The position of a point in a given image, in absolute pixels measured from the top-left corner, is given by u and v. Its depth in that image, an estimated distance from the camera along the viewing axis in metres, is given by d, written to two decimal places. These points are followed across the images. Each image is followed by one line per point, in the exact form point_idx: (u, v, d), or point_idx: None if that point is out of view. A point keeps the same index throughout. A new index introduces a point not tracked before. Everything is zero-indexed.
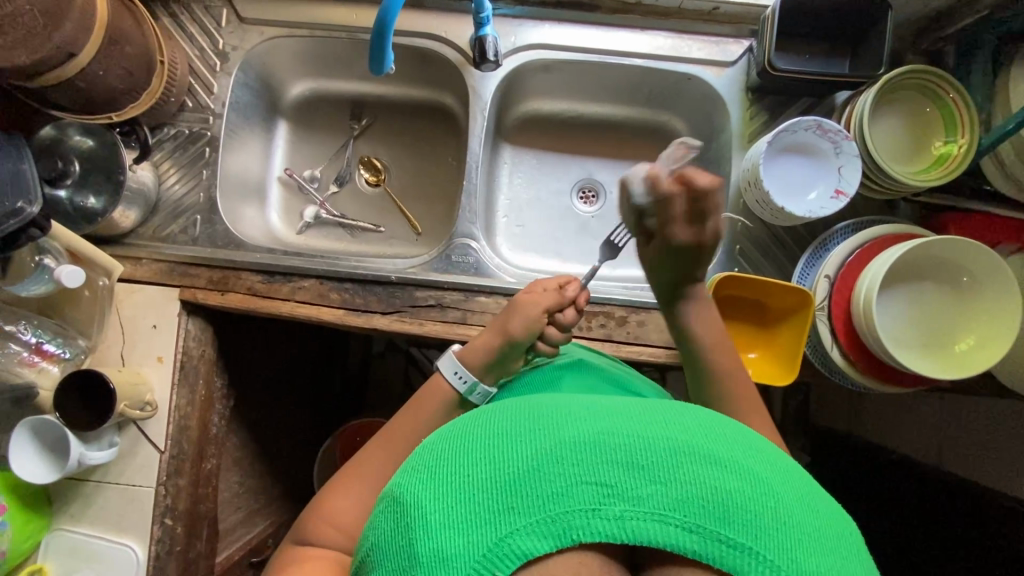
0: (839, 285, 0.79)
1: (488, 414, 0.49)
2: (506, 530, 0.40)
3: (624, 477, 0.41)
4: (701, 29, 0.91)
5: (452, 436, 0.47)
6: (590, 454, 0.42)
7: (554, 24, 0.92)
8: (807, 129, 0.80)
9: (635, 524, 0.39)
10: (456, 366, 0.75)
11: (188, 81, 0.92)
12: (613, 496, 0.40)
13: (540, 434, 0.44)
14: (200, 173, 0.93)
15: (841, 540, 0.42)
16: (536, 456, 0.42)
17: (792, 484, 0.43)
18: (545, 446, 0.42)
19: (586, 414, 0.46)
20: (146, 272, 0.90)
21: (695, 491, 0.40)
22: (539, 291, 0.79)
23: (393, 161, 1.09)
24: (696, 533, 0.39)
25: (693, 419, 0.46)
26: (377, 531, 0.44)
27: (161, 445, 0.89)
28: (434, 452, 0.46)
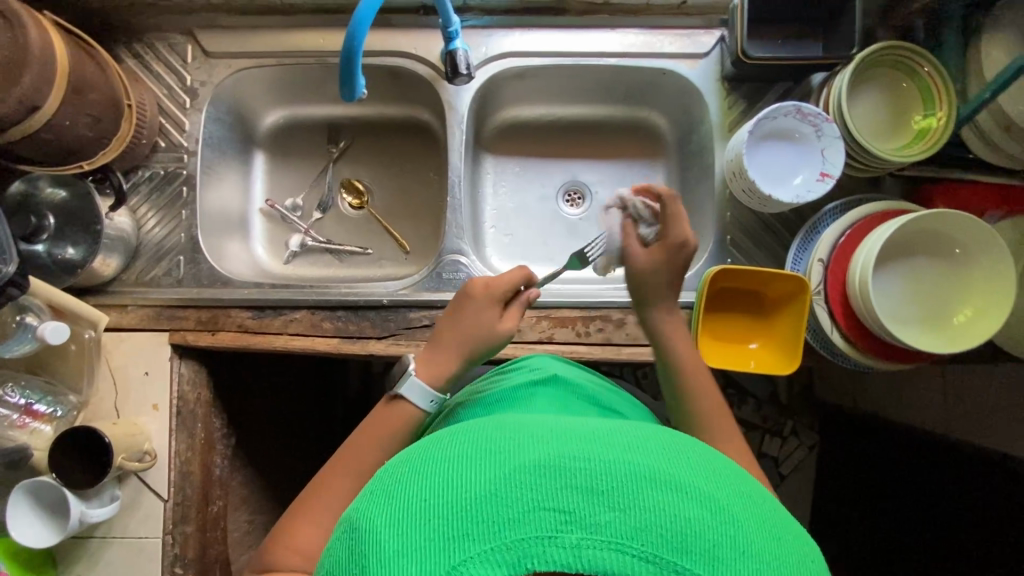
0: (833, 268, 0.79)
1: (454, 437, 0.48)
2: (459, 559, 0.38)
3: (583, 502, 0.39)
4: (672, 23, 0.90)
5: (416, 460, 0.47)
6: (549, 479, 0.41)
7: (524, 31, 0.91)
8: (787, 114, 0.79)
9: (591, 553, 0.38)
10: (429, 394, 0.72)
11: (158, 121, 0.90)
12: (570, 523, 0.39)
13: (501, 459, 0.43)
14: (179, 213, 0.91)
15: (803, 570, 0.41)
16: (495, 481, 0.41)
17: (755, 512, 0.42)
18: (504, 471, 0.42)
19: (549, 438, 0.45)
20: (132, 319, 0.88)
21: (653, 518, 0.39)
22: (493, 311, 0.75)
23: (375, 182, 1.08)
24: (651, 563, 0.38)
25: (658, 443, 0.45)
26: (334, 559, 0.43)
27: (164, 493, 0.87)
28: (396, 475, 0.46)
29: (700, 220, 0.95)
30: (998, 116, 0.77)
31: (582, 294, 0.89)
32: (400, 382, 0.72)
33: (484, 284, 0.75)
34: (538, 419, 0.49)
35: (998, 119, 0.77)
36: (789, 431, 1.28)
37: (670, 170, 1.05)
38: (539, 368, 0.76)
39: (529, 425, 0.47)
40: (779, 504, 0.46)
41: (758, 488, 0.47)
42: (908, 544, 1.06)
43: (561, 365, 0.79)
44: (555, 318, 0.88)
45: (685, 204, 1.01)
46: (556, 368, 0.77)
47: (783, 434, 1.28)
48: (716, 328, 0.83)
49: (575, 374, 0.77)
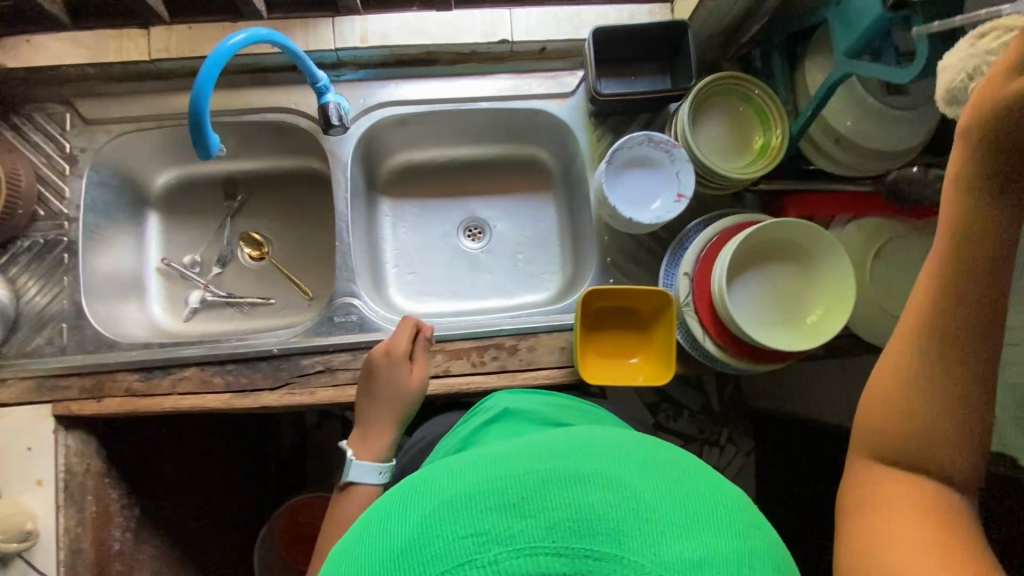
0: (697, 280, 0.84)
1: (385, 499, 0.49)
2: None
3: (496, 520, 0.41)
4: (537, 66, 0.97)
5: (357, 532, 0.48)
6: (465, 508, 0.42)
7: (399, 82, 0.96)
8: (641, 143, 0.86)
9: (510, 565, 0.39)
10: (376, 467, 0.78)
11: (35, 189, 0.90)
12: (486, 542, 0.40)
13: (421, 506, 0.44)
14: (61, 279, 0.90)
15: (722, 527, 0.42)
16: (416, 528, 0.42)
17: (662, 482, 0.44)
18: (423, 516, 0.43)
19: (465, 472, 0.46)
20: (12, 393, 0.85)
21: (561, 513, 0.40)
22: (400, 367, 0.81)
23: (275, 233, 1.10)
24: (565, 556, 0.38)
25: (565, 447, 0.48)
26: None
27: (52, 574, 0.84)
28: (340, 554, 0.47)
29: (586, 245, 1.01)
30: (827, 129, 0.85)
31: (475, 325, 0.92)
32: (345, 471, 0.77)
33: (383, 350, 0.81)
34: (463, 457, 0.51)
35: (827, 132, 0.85)
36: (725, 439, 1.33)
37: (559, 200, 1.11)
38: (491, 411, 0.78)
39: (452, 464, 0.49)
40: (700, 472, 0.48)
41: (678, 462, 0.48)
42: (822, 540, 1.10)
43: (519, 398, 0.80)
44: (449, 351, 0.90)
45: (576, 231, 1.06)
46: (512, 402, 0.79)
47: (720, 442, 1.33)
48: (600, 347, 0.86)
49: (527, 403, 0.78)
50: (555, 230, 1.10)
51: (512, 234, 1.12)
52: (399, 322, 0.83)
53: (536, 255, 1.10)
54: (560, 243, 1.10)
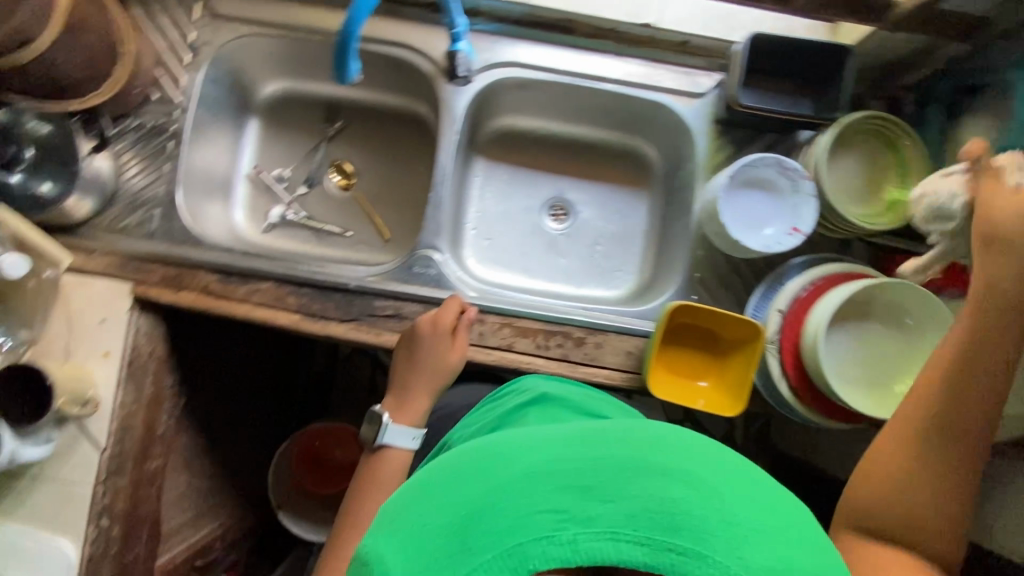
0: (790, 321, 0.81)
1: (451, 459, 0.51)
2: (470, 568, 0.41)
3: (576, 501, 0.42)
4: (675, 59, 0.92)
5: (418, 486, 0.50)
6: (542, 485, 0.44)
7: (529, 44, 0.92)
8: (769, 166, 0.82)
9: (590, 546, 0.40)
10: (410, 432, 0.81)
11: (154, 72, 0.90)
12: (566, 521, 0.41)
13: (491, 471, 0.46)
14: (162, 166, 0.91)
15: (795, 535, 0.43)
16: (489, 492, 0.44)
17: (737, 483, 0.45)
18: (497, 482, 0.45)
19: (539, 447, 0.48)
20: (97, 265, 0.87)
21: (641, 505, 0.42)
22: (442, 340, 0.82)
23: (365, 167, 1.09)
24: (645, 545, 0.40)
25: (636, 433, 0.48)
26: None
27: (101, 442, 0.86)
28: (403, 505, 0.49)
29: (674, 254, 0.98)
30: None
31: (547, 307, 0.90)
32: (379, 434, 0.80)
33: (429, 319, 0.82)
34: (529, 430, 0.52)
35: None
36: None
37: (654, 200, 1.07)
38: (528, 392, 0.77)
39: (520, 436, 0.50)
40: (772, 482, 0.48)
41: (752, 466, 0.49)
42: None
43: (553, 383, 0.80)
44: (517, 327, 0.88)
45: (664, 237, 1.03)
46: (546, 387, 0.78)
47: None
48: (672, 362, 0.84)
49: (565, 391, 0.77)
50: (641, 230, 1.07)
51: (597, 224, 1.09)
52: (448, 298, 0.84)
53: (616, 251, 1.07)
54: (643, 244, 1.07)
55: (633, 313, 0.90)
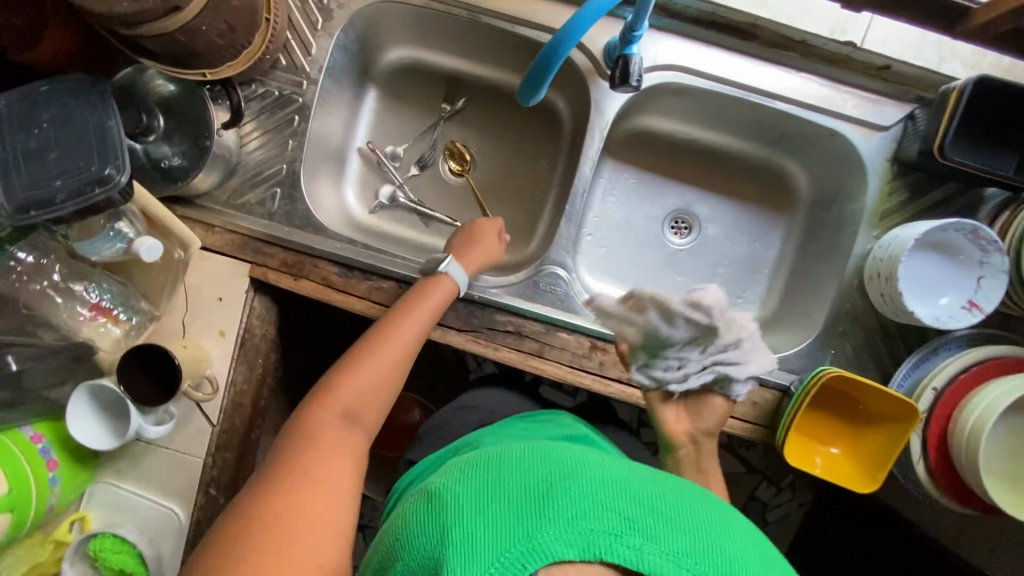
0: (944, 401, 0.76)
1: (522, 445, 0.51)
2: (534, 532, 0.40)
3: (648, 516, 0.41)
4: (865, 84, 0.81)
5: (492, 454, 0.50)
6: (616, 489, 0.43)
7: (701, 45, 0.81)
8: (960, 231, 0.73)
9: (653, 561, 0.39)
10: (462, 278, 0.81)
11: (285, 36, 0.82)
12: (633, 529, 0.40)
13: (568, 463, 0.46)
14: (285, 141, 0.85)
15: None
16: (564, 477, 0.44)
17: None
18: (574, 471, 0.45)
19: (613, 464, 0.48)
20: (217, 241, 0.84)
21: (715, 555, 0.40)
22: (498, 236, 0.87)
23: (482, 154, 1.02)
24: None
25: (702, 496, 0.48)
26: (407, 522, 0.47)
27: (213, 418, 0.87)
28: (473, 462, 0.50)
29: (811, 297, 0.91)
30: None
31: None
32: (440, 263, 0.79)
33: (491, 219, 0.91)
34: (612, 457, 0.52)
35: None
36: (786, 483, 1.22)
37: (791, 228, 0.98)
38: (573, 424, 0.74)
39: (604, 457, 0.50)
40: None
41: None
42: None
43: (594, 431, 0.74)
44: None
45: (797, 272, 0.96)
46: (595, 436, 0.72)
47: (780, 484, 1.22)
48: (803, 423, 0.80)
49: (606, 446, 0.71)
50: (770, 258, 0.99)
51: (722, 244, 1.01)
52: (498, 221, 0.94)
53: (738, 277, 1.00)
54: (770, 275, 0.99)
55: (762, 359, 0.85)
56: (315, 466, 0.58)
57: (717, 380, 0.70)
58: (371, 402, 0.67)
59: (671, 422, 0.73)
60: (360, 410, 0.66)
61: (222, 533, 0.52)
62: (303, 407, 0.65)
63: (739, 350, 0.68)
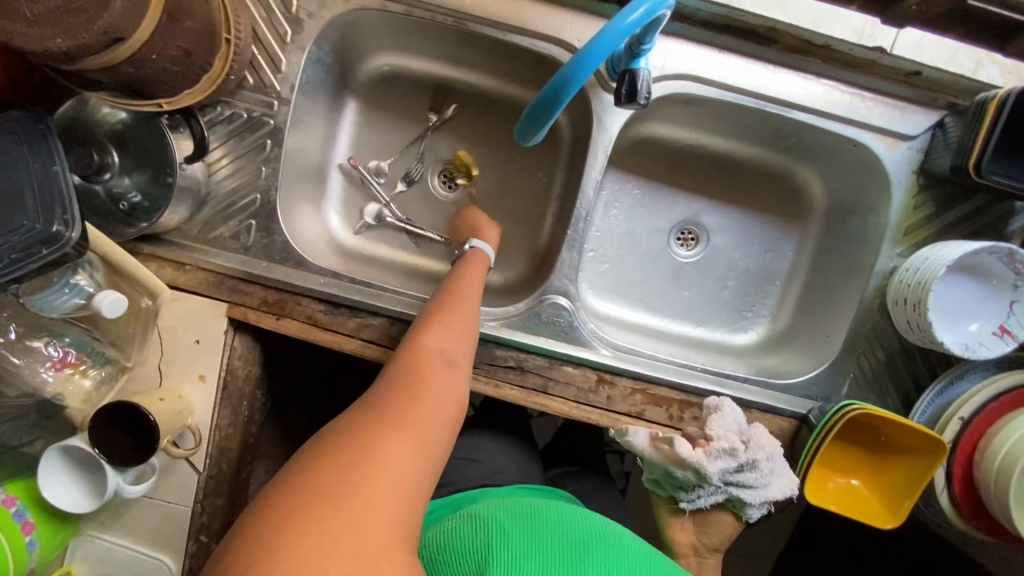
0: (970, 430, 0.72)
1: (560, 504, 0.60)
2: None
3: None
4: (890, 90, 0.74)
5: (545, 503, 0.60)
6: (638, 561, 0.53)
7: (713, 51, 0.74)
8: (995, 254, 0.68)
9: None
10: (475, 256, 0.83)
11: (251, 52, 0.74)
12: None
13: (602, 534, 0.55)
14: (259, 168, 0.78)
15: None
16: (601, 543, 0.54)
17: None
18: (606, 541, 0.54)
19: (633, 537, 0.58)
20: (189, 281, 0.78)
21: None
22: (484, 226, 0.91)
23: (473, 166, 0.95)
24: None
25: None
26: (453, 541, 0.54)
27: (199, 466, 0.82)
28: (526, 507, 0.58)
29: (827, 315, 0.86)
30: None
31: (686, 372, 0.80)
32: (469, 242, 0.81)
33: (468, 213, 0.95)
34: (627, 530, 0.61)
35: None
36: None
37: (804, 238, 0.93)
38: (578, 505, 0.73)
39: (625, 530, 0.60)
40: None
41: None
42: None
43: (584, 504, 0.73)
44: (650, 393, 0.79)
45: (811, 286, 0.91)
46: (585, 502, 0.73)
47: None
48: (823, 456, 0.75)
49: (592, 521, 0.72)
50: (782, 271, 0.94)
51: (731, 256, 0.95)
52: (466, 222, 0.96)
53: (749, 290, 0.95)
54: (782, 287, 0.94)
55: (778, 385, 0.80)
56: (430, 398, 0.54)
57: (730, 500, 0.72)
58: (465, 350, 0.64)
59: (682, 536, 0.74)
60: (456, 356, 0.62)
61: (312, 457, 0.46)
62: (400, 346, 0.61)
63: (757, 472, 0.69)
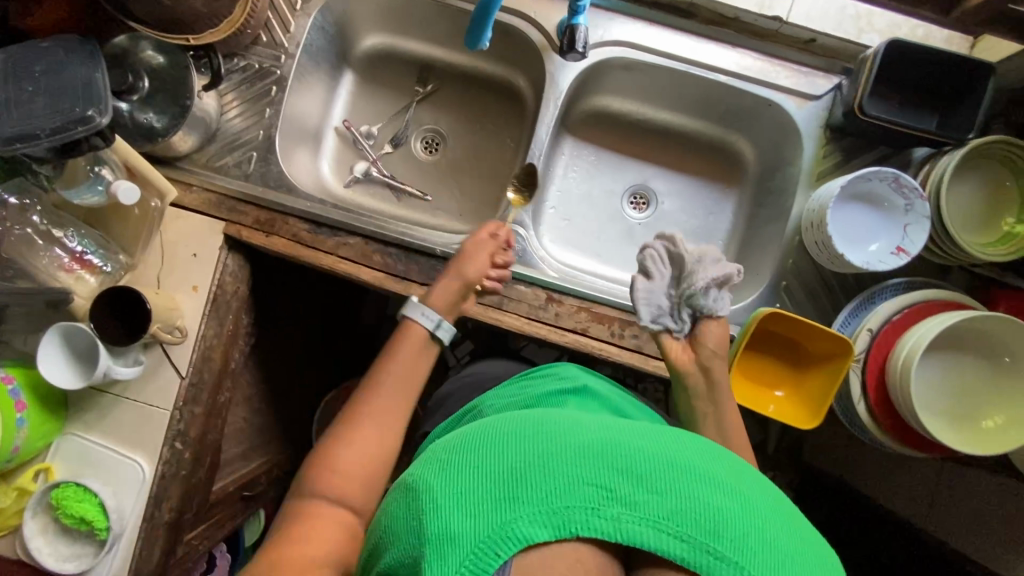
0: (879, 342, 0.80)
1: (495, 421, 0.51)
2: (510, 517, 0.42)
3: (625, 482, 0.44)
4: (795, 57, 0.88)
5: (473, 430, 0.51)
6: (591, 457, 0.45)
7: (645, 24, 0.90)
8: (883, 180, 0.79)
9: (629, 527, 0.42)
10: (424, 312, 0.77)
11: (266, 15, 0.90)
12: (611, 498, 0.43)
13: (543, 435, 0.47)
14: (263, 110, 0.92)
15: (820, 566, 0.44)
16: (540, 452, 0.45)
17: (771, 507, 0.46)
18: (548, 445, 0.46)
19: (591, 424, 0.49)
20: (194, 200, 0.89)
21: (687, 504, 0.43)
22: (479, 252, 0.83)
23: (451, 132, 1.09)
24: (684, 541, 0.42)
25: (675, 440, 0.49)
26: (392, 512, 0.48)
27: (182, 371, 0.89)
28: (453, 448, 0.49)
29: (759, 259, 0.95)
30: None
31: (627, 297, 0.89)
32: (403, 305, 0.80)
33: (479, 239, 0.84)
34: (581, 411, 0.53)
35: None
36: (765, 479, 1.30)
37: (741, 200, 1.03)
38: (572, 378, 0.77)
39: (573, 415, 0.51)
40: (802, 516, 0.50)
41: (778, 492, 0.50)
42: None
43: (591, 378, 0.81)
44: (594, 312, 0.88)
45: (748, 240, 1.00)
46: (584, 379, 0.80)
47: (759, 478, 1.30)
48: (749, 366, 0.84)
49: (605, 389, 0.79)
50: (724, 229, 1.04)
51: (679, 217, 1.05)
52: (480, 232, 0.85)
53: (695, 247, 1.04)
54: (724, 244, 1.04)
55: None
56: (324, 540, 0.60)
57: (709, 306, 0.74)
58: (371, 463, 0.67)
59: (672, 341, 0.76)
60: (363, 483, 0.66)
61: None
62: (309, 468, 0.66)
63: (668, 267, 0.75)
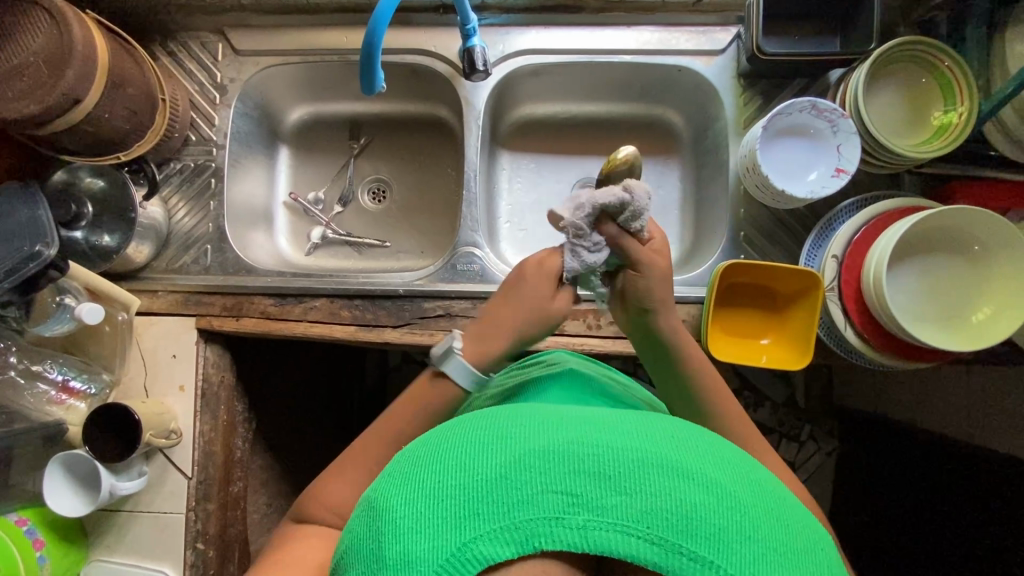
0: (847, 264, 0.79)
1: (463, 424, 0.48)
2: (471, 536, 0.40)
3: (591, 486, 0.40)
4: (687, 20, 0.92)
5: (434, 438, 0.48)
6: (557, 464, 0.41)
7: (539, 29, 0.94)
8: (803, 110, 0.81)
9: (598, 534, 0.39)
10: (473, 372, 0.66)
11: (189, 116, 0.96)
12: (577, 505, 0.40)
13: (508, 443, 0.43)
14: (208, 204, 0.96)
15: (809, 557, 0.41)
16: (503, 464, 0.42)
17: (759, 493, 0.43)
18: (512, 455, 0.42)
19: (560, 423, 0.45)
20: (162, 304, 0.92)
21: (660, 502, 0.40)
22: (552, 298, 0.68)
23: (394, 177, 1.11)
24: (656, 545, 0.39)
25: (653, 430, 0.45)
26: (356, 530, 0.45)
27: (188, 471, 0.90)
28: (414, 457, 0.46)
29: (714, 217, 0.95)
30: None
31: None
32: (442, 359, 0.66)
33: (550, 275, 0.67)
34: (546, 407, 0.50)
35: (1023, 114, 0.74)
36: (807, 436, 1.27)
37: (685, 167, 1.04)
38: (558, 364, 0.77)
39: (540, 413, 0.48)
40: (793, 497, 0.46)
41: (767, 476, 0.47)
42: (937, 558, 1.00)
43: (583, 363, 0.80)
44: None
45: (701, 202, 1.00)
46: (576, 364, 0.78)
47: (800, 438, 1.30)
48: (727, 323, 0.85)
49: (593, 372, 0.78)
50: (676, 201, 1.03)
51: None
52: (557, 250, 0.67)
53: (653, 224, 1.03)
54: (680, 214, 1.02)
55: (679, 282, 0.87)
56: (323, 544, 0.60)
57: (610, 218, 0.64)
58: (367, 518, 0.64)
59: (643, 252, 0.65)
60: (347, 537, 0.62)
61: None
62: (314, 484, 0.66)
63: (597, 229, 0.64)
